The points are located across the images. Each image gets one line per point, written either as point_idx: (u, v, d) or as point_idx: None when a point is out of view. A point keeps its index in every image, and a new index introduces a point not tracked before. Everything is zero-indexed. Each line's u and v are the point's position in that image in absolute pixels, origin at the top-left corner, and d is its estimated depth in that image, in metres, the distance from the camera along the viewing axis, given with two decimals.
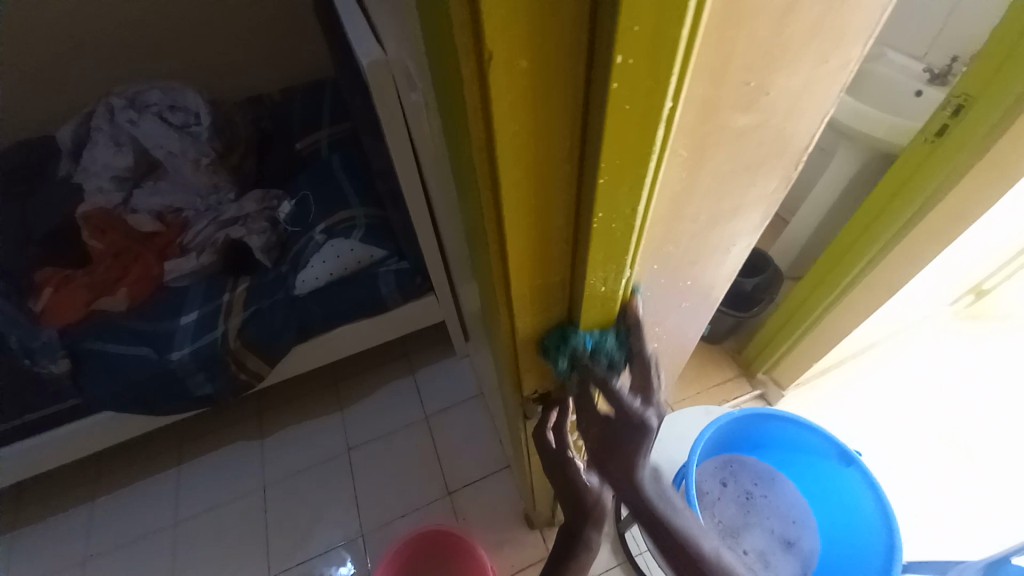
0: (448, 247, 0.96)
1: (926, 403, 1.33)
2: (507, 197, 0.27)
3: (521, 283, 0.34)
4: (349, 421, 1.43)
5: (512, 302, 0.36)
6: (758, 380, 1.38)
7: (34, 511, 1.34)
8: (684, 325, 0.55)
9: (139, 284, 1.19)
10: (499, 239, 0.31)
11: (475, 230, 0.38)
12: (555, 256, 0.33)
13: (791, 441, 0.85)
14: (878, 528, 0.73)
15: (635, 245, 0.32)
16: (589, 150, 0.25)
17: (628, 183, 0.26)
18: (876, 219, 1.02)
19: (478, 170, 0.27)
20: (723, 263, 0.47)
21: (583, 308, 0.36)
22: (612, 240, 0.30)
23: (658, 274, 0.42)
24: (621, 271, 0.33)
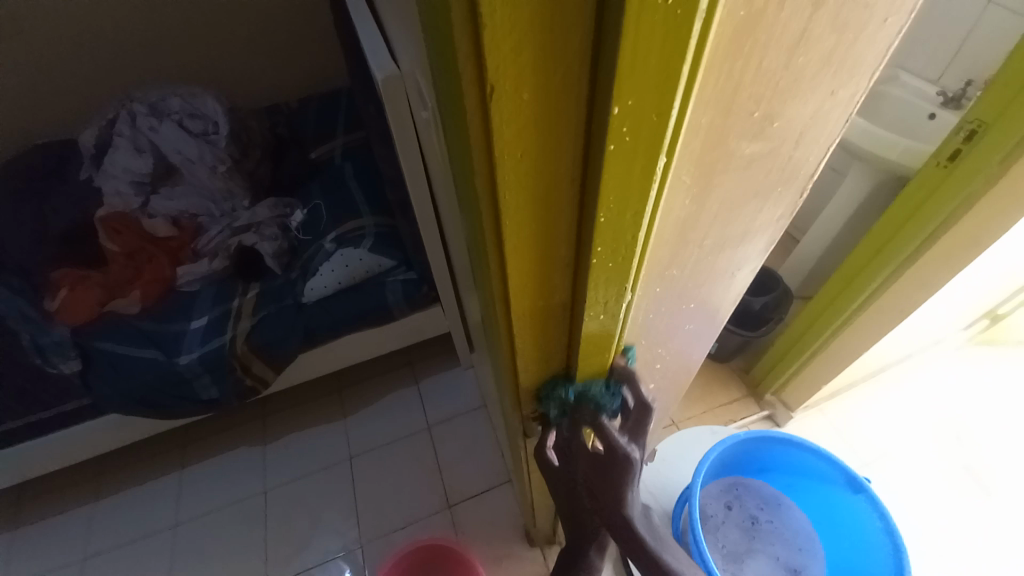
0: (455, 259, 0.96)
1: (939, 429, 1.29)
2: (508, 221, 0.28)
3: (522, 305, 0.34)
4: (352, 429, 1.43)
5: (513, 322, 0.36)
6: (766, 401, 1.36)
7: (37, 508, 1.35)
8: (691, 346, 0.55)
9: (151, 287, 1.21)
10: (500, 261, 0.31)
11: (478, 249, 0.38)
12: (556, 281, 0.33)
13: (799, 466, 0.83)
14: (887, 561, 0.71)
15: (637, 269, 0.32)
16: (590, 179, 0.26)
17: (629, 209, 0.27)
18: (889, 240, 1.00)
19: (481, 195, 0.28)
20: (729, 286, 0.47)
21: (585, 333, 0.36)
22: (614, 264, 0.30)
23: (662, 297, 0.41)
24: (622, 294, 0.33)
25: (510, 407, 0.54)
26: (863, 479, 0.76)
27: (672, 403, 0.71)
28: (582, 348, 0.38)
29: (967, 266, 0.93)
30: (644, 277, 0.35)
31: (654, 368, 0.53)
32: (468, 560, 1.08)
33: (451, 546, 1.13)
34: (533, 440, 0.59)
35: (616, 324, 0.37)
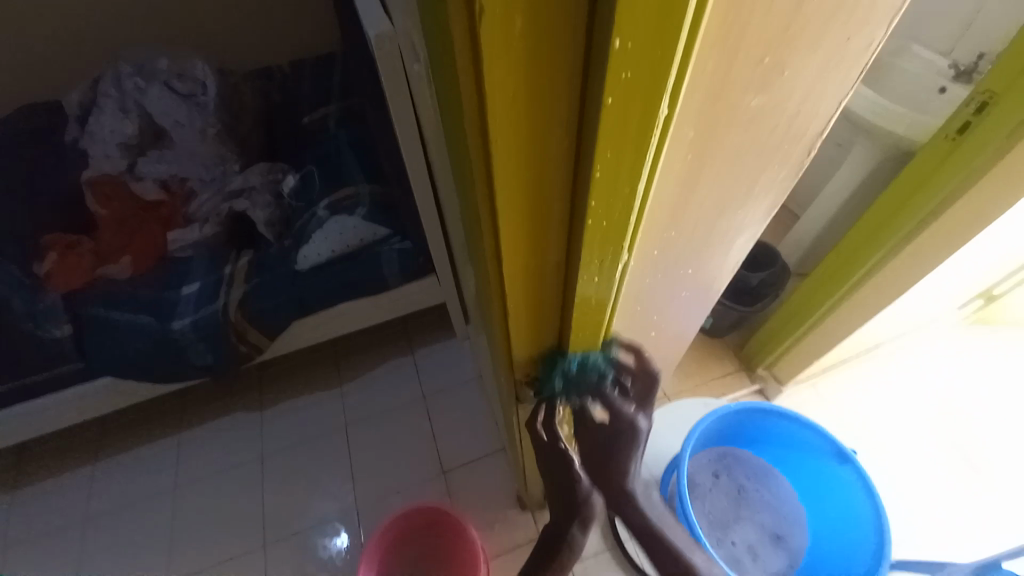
0: (451, 229, 0.95)
1: (926, 406, 1.31)
2: (501, 174, 0.27)
3: (514, 266, 0.34)
4: (348, 398, 1.44)
5: (506, 283, 0.35)
6: (759, 375, 1.38)
7: (37, 470, 1.37)
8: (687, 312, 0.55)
9: (143, 252, 1.19)
10: (493, 218, 0.31)
11: (472, 208, 0.37)
12: (550, 243, 0.33)
13: (788, 438, 0.85)
14: (869, 529, 0.73)
15: (634, 231, 0.31)
16: (586, 133, 0.25)
17: (627, 165, 0.25)
18: (890, 216, 0.99)
19: (475, 145, 0.27)
20: (727, 255, 0.46)
21: (578, 299, 0.36)
22: (610, 224, 0.29)
23: (658, 263, 0.40)
24: (618, 255, 0.32)
25: (503, 372, 0.53)
26: (851, 452, 0.77)
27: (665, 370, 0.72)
28: (575, 315, 0.38)
29: (964, 244, 0.92)
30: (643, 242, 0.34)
31: (648, 333, 0.53)
32: (462, 524, 1.10)
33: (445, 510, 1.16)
34: (526, 406, 0.59)
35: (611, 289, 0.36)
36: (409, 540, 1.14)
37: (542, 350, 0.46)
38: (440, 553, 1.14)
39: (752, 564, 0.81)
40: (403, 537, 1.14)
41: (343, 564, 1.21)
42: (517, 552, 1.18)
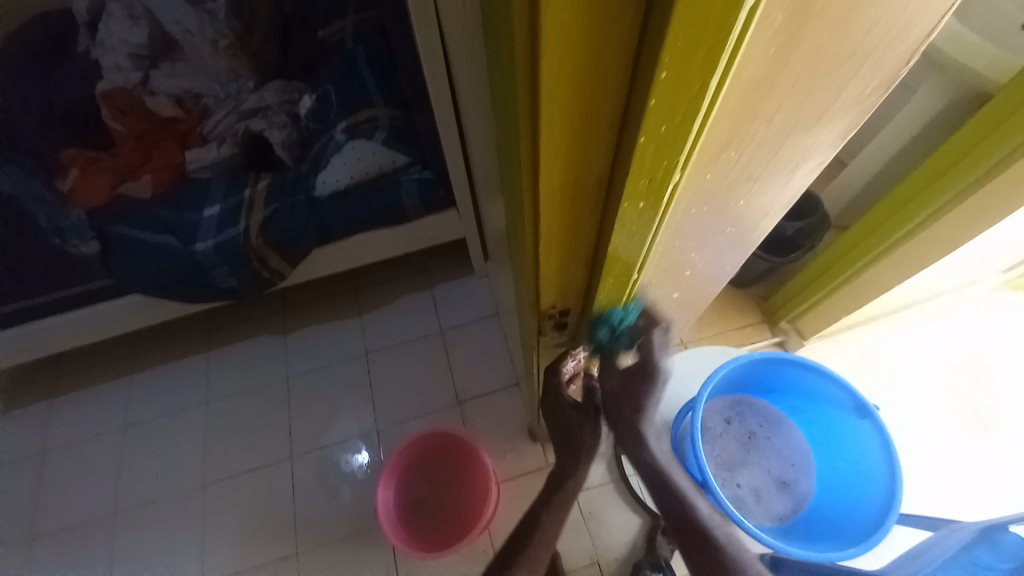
0: (475, 159, 0.91)
1: (953, 367, 1.28)
2: (547, 80, 0.23)
3: (551, 190, 0.31)
4: (368, 327, 1.47)
5: (540, 210, 0.33)
6: (780, 328, 1.35)
7: (83, 376, 1.47)
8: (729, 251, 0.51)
9: (162, 172, 1.18)
10: (533, 136, 0.27)
11: (504, 123, 0.33)
12: (594, 163, 0.30)
13: (806, 389, 0.83)
14: (880, 482, 0.73)
15: (693, 143, 0.27)
16: (654, 18, 0.20)
17: (699, 60, 0.21)
18: (955, 163, 0.89)
19: (517, 45, 0.23)
20: (783, 186, 0.42)
21: (618, 226, 0.34)
22: (668, 136, 0.26)
23: (710, 188, 0.36)
24: (671, 174, 0.29)
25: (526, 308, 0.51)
26: (872, 407, 0.76)
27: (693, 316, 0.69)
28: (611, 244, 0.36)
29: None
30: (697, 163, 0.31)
31: (683, 273, 0.51)
32: (475, 450, 1.16)
33: (459, 438, 1.21)
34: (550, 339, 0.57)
35: (653, 217, 0.33)
36: (423, 464, 1.21)
37: (570, 282, 0.45)
38: (452, 478, 1.21)
39: (753, 504, 0.84)
40: (417, 460, 1.21)
41: (362, 478, 1.30)
42: (526, 479, 1.25)
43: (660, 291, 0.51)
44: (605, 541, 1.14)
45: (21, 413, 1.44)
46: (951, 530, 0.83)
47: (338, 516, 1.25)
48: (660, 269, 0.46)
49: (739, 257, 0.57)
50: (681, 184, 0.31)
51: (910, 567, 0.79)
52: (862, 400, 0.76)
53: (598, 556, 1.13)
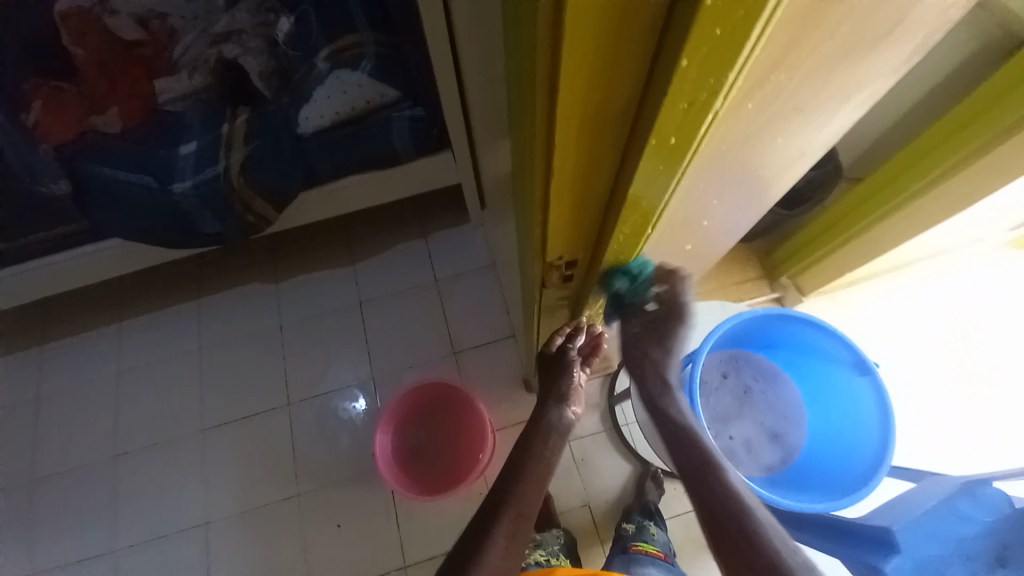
0: (473, 94, 0.83)
1: (949, 323, 1.28)
2: None
3: (571, 120, 0.28)
4: (361, 276, 1.44)
5: (556, 145, 0.30)
6: (781, 284, 1.32)
7: (70, 322, 1.44)
8: (751, 181, 0.49)
9: (130, 104, 1.08)
10: (555, 58, 0.24)
11: (514, 44, 0.30)
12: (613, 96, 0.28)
13: (805, 345, 0.82)
14: (875, 436, 0.73)
15: (747, 58, 0.25)
16: None
17: None
18: (986, 110, 0.83)
19: None
20: (830, 102, 0.40)
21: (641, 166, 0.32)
22: (716, 51, 0.23)
23: (752, 112, 0.34)
24: (711, 100, 0.27)
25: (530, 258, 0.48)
26: (874, 364, 0.74)
27: (704, 259, 0.68)
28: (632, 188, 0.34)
29: None
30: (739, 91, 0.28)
31: (703, 209, 0.49)
32: (471, 400, 1.17)
33: (455, 387, 1.22)
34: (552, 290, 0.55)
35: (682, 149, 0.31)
36: (424, 408, 1.23)
37: (581, 232, 0.43)
38: (447, 425, 1.23)
39: (745, 456, 0.84)
40: (417, 404, 1.22)
41: (360, 425, 1.31)
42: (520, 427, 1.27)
43: (682, 226, 0.50)
44: (596, 485, 1.18)
45: (8, 360, 1.42)
46: (934, 482, 0.88)
47: (337, 460, 1.28)
48: (682, 206, 0.43)
49: (761, 194, 0.55)
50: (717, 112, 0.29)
51: (890, 515, 0.84)
52: (864, 356, 0.74)
53: (589, 499, 1.17)
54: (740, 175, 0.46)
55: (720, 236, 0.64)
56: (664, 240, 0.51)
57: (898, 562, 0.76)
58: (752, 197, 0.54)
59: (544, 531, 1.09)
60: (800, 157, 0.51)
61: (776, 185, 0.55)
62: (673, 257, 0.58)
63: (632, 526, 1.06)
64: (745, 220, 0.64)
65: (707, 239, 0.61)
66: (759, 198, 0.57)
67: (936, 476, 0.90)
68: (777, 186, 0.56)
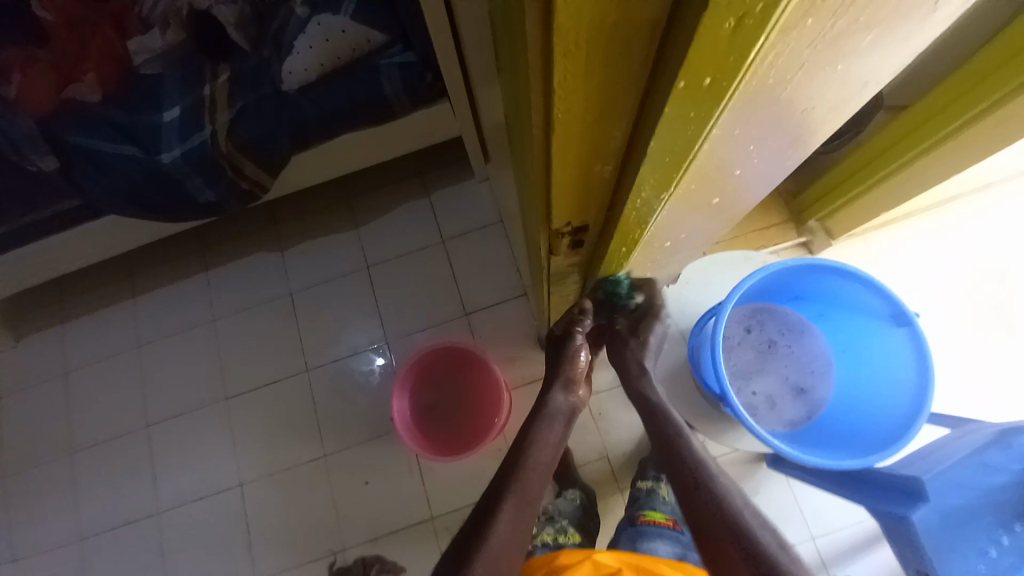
0: (465, 31, 0.74)
1: (991, 260, 1.19)
2: None
3: (574, 79, 0.25)
4: (366, 239, 1.40)
5: (557, 105, 0.27)
6: (808, 228, 1.24)
7: (85, 299, 1.46)
8: (795, 123, 0.43)
9: (104, 66, 1.00)
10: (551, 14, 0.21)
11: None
12: (622, 42, 0.23)
13: (837, 295, 0.77)
14: (909, 389, 0.71)
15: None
16: None
17: None
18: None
19: None
20: (897, 20, 0.33)
21: (665, 115, 0.28)
22: None
23: (805, 42, 0.28)
24: (758, 31, 0.22)
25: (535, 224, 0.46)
26: (914, 316, 0.69)
27: (732, 210, 0.62)
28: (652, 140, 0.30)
29: None
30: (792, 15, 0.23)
31: (737, 158, 0.43)
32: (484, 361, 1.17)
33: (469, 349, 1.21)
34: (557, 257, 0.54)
35: (715, 90, 0.27)
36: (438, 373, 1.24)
37: (593, 195, 0.40)
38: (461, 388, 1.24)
39: (768, 410, 0.82)
40: (430, 370, 1.23)
41: (377, 388, 1.33)
42: (536, 385, 1.27)
43: (710, 177, 0.44)
44: (615, 438, 1.18)
45: (33, 339, 1.46)
46: (967, 428, 0.86)
47: (358, 424, 1.31)
48: (712, 155, 0.38)
49: (805, 135, 0.48)
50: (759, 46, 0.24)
51: (917, 464, 0.83)
52: (904, 308, 0.69)
53: (607, 452, 1.18)
54: (784, 115, 0.40)
55: (754, 186, 0.58)
56: (690, 193, 0.46)
57: (925, 512, 0.76)
58: (795, 140, 0.48)
59: (558, 496, 1.10)
60: (857, 90, 0.44)
61: (823, 125, 0.48)
62: (699, 211, 0.53)
63: (645, 486, 1.08)
64: (783, 167, 0.57)
65: (740, 189, 0.55)
66: (802, 141, 0.50)
67: (971, 424, 0.87)
68: (824, 124, 0.49)
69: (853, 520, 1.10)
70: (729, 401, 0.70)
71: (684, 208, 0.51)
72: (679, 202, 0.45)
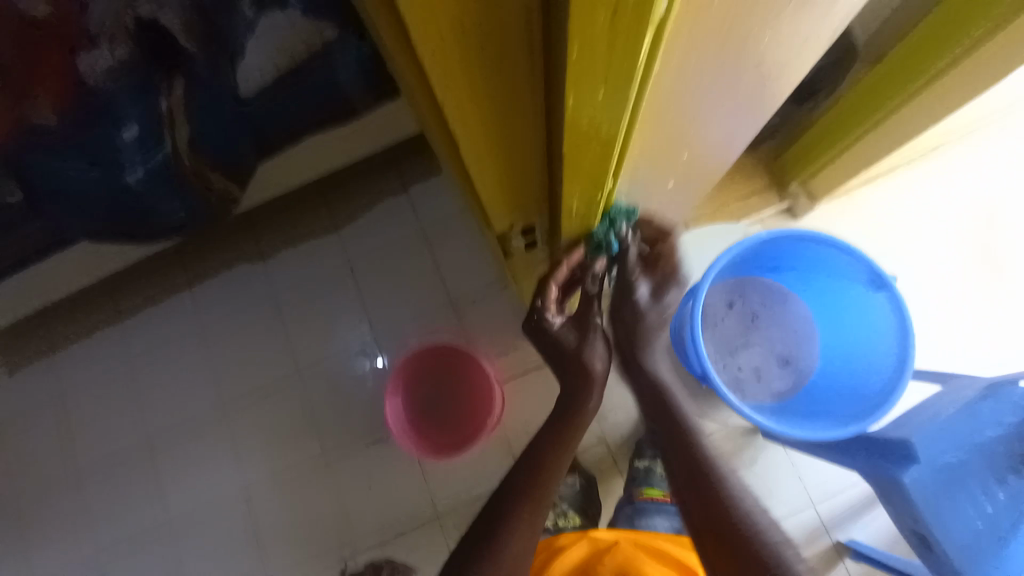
0: None
1: (976, 208, 1.18)
2: (449, 46, 0.34)
3: (476, 112, 0.43)
4: (347, 240, 1.38)
5: (473, 129, 0.45)
6: (790, 193, 1.22)
7: (73, 325, 1.45)
8: (738, 64, 0.42)
9: (55, 88, 0.85)
10: (455, 86, 0.39)
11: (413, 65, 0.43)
12: (488, 53, 0.35)
13: (814, 262, 0.76)
14: (889, 352, 0.70)
15: (643, 70, 0.33)
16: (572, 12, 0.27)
17: (610, 31, 0.28)
18: None
19: (419, 37, 0.33)
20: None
21: (566, 107, 0.35)
22: (600, 77, 0.32)
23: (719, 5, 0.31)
24: (625, 99, 0.35)
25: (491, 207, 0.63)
26: (892, 278, 0.68)
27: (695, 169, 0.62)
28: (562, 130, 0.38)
29: None
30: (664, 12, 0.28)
31: (683, 122, 0.47)
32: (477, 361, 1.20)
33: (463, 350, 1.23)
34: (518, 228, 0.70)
35: (607, 74, 0.32)
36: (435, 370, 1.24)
37: (526, 184, 0.57)
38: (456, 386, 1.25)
39: (755, 384, 0.82)
40: (425, 368, 1.24)
41: (373, 391, 1.33)
42: (529, 376, 1.26)
43: (653, 129, 0.44)
44: (611, 422, 1.18)
45: (24, 369, 1.45)
46: (958, 384, 0.85)
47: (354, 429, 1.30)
48: (643, 102, 0.38)
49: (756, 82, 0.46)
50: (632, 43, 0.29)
51: (908, 423, 0.83)
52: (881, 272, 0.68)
53: (605, 436, 1.18)
54: (722, 52, 0.38)
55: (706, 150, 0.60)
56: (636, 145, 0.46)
57: (916, 472, 0.77)
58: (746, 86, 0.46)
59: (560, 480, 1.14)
60: (807, 29, 0.42)
61: (775, 69, 0.46)
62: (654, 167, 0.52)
63: (642, 467, 1.13)
64: (746, 121, 0.56)
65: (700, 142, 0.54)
66: (757, 88, 0.48)
67: (960, 377, 0.87)
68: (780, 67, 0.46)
69: (849, 481, 1.12)
70: (707, 376, 0.71)
71: (640, 160, 0.51)
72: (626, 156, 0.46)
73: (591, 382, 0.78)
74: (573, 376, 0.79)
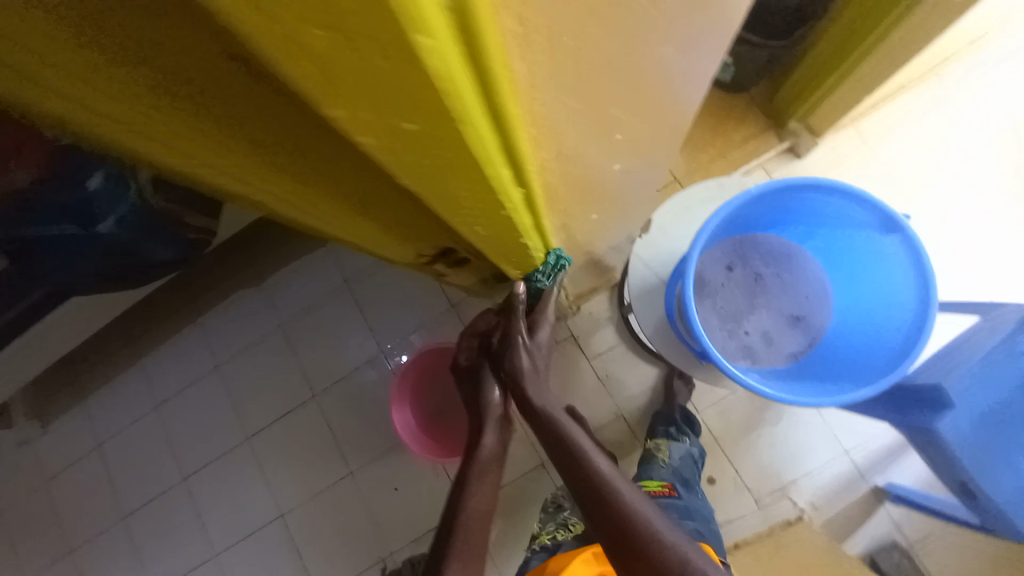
0: None
1: (997, 118, 1.07)
2: (176, 110, 0.27)
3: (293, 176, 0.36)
4: (337, 253, 1.36)
5: (303, 188, 0.38)
6: (789, 131, 1.13)
7: (93, 374, 1.49)
8: (659, 25, 0.34)
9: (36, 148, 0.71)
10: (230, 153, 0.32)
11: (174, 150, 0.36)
12: (258, 117, 0.29)
13: (817, 212, 0.69)
14: (908, 300, 0.63)
15: (480, 110, 0.26)
16: (313, 77, 0.20)
17: (392, 93, 0.21)
18: None
19: (134, 103, 0.27)
20: None
21: (376, 155, 0.28)
22: (413, 137, 0.26)
23: None
24: (482, 143, 0.28)
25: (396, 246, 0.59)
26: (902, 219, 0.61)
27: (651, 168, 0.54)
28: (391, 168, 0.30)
29: None
30: (433, 44, 0.18)
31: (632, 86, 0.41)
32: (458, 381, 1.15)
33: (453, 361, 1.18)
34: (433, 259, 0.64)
35: (400, 109, 0.23)
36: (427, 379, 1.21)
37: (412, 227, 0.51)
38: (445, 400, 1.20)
39: (764, 350, 0.76)
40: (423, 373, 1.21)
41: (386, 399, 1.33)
42: None
43: (573, 116, 0.37)
44: (626, 399, 1.15)
45: (58, 421, 1.51)
46: (994, 319, 0.77)
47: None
48: (537, 104, 0.31)
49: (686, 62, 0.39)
50: (401, 79, 0.20)
51: (942, 368, 0.77)
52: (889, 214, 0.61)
53: (622, 412, 1.15)
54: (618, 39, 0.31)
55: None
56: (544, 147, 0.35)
57: (954, 420, 0.71)
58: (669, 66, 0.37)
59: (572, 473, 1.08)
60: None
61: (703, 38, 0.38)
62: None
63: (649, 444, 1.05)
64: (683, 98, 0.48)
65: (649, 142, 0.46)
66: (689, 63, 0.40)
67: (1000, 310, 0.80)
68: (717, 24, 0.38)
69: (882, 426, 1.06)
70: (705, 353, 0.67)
71: (580, 141, 0.44)
72: (541, 163, 0.38)
73: (494, 425, 0.87)
74: (495, 421, 0.88)
